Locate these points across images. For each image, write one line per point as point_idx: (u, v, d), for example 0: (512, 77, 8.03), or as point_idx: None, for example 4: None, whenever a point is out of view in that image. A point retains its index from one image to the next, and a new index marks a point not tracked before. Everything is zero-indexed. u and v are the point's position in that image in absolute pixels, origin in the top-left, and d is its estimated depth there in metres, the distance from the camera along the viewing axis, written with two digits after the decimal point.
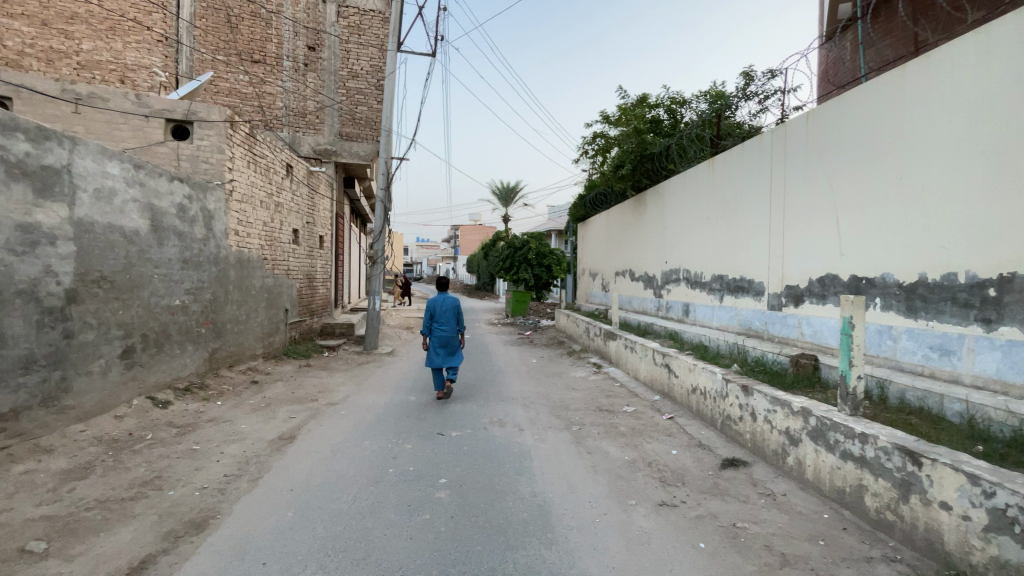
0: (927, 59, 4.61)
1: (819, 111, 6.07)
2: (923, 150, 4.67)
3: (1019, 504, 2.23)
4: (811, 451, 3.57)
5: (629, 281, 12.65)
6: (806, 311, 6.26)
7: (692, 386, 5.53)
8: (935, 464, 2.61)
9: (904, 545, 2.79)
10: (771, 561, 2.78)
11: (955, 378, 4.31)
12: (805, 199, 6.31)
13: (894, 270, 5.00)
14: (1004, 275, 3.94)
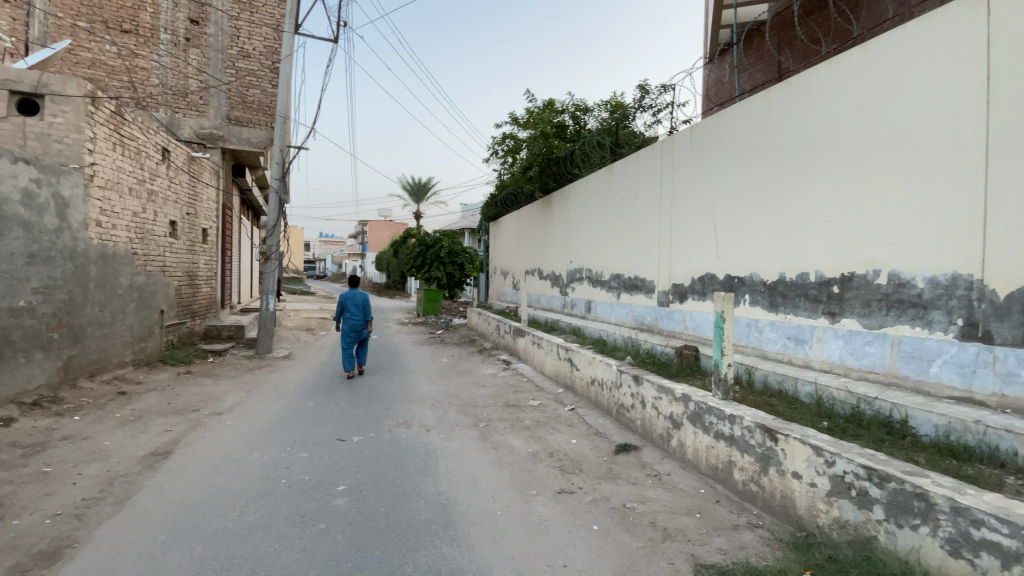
0: (788, 86, 5.27)
1: (702, 126, 6.68)
2: (786, 165, 5.34)
3: (851, 469, 2.63)
4: (690, 433, 3.93)
5: (538, 280, 13.02)
6: (690, 307, 6.86)
7: (591, 378, 5.82)
8: (787, 439, 3.00)
9: (765, 512, 3.16)
10: (655, 536, 3.02)
11: (807, 364, 4.98)
12: (690, 206, 6.92)
13: (759, 270, 5.67)
14: (844, 275, 4.65)
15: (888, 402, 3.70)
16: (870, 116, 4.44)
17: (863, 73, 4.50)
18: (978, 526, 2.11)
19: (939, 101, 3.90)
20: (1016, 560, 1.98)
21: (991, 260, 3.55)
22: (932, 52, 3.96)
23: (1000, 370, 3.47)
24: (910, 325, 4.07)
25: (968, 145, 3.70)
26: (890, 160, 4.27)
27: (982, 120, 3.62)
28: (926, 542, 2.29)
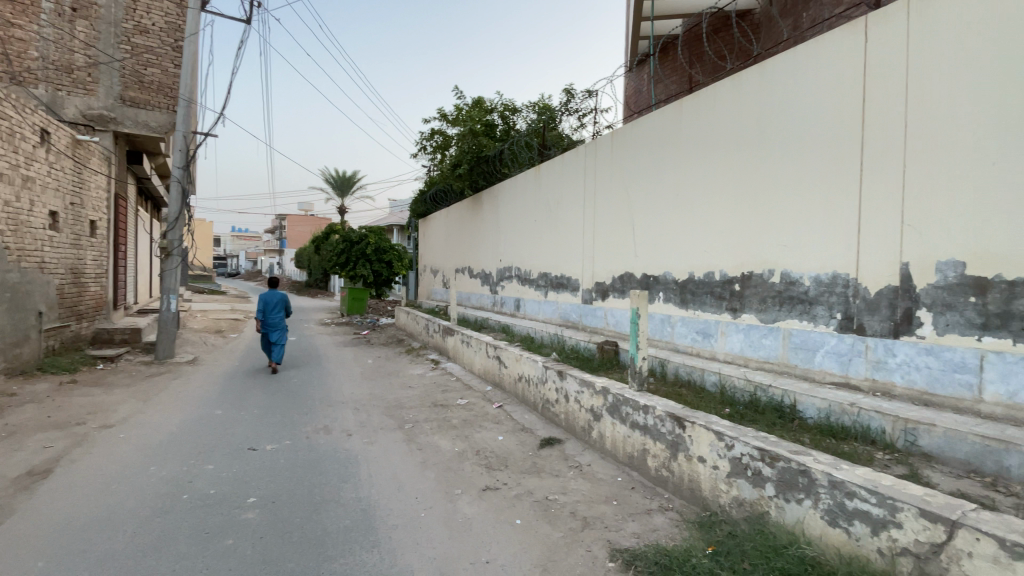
0: (698, 98, 5.66)
1: (621, 131, 6.99)
2: (696, 171, 5.72)
3: (747, 451, 2.88)
4: (609, 425, 4.10)
5: (467, 278, 13.00)
6: (611, 304, 7.17)
7: (518, 375, 5.89)
8: (693, 426, 3.23)
9: (675, 495, 3.38)
10: (574, 526, 3.13)
11: (713, 356, 5.38)
12: (611, 207, 7.22)
13: (672, 269, 6.04)
14: (744, 274, 5.08)
15: (780, 389, 4.10)
16: (767, 129, 4.88)
17: (761, 90, 4.94)
18: (849, 497, 2.39)
19: (823, 118, 4.37)
20: (879, 524, 2.27)
21: (864, 260, 4.04)
22: (818, 74, 4.42)
23: (870, 358, 3.96)
24: (799, 319, 4.53)
25: (846, 159, 4.18)
26: (783, 170, 4.71)
27: (857, 136, 4.10)
28: (809, 513, 2.56)
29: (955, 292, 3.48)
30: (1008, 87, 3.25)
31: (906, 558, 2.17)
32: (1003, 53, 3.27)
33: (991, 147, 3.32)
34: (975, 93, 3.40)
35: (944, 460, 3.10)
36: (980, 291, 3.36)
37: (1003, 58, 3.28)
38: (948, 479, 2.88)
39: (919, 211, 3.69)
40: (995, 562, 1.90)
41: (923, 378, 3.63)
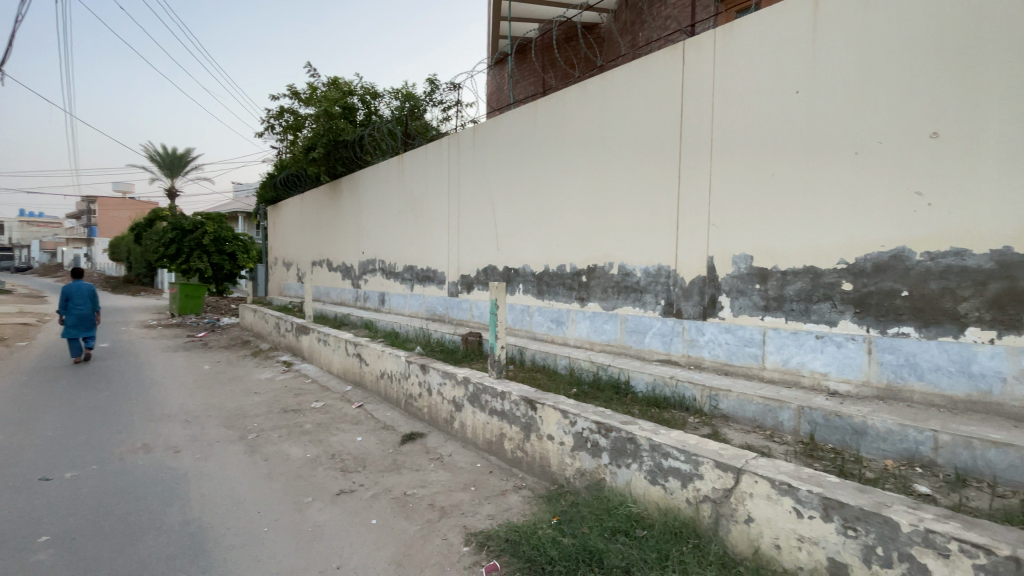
0: (550, 100, 6.02)
1: (482, 127, 7.14)
2: (549, 169, 6.09)
3: (588, 426, 3.18)
4: (469, 414, 4.18)
5: (326, 271, 12.20)
6: (476, 297, 7.31)
7: (379, 371, 5.67)
8: (544, 407, 3.47)
9: (528, 474, 3.59)
10: (431, 517, 3.16)
11: (565, 341, 5.81)
12: (474, 201, 7.34)
13: (529, 262, 6.36)
14: (590, 267, 5.56)
15: (619, 368, 4.61)
16: (608, 134, 5.38)
17: (603, 98, 5.43)
18: (665, 457, 2.77)
19: (652, 127, 4.95)
20: (687, 478, 2.67)
21: (682, 254, 4.70)
22: (648, 89, 4.99)
23: (686, 338, 4.63)
24: (633, 306, 5.12)
25: (669, 165, 4.80)
26: (621, 172, 5.25)
27: (677, 145, 4.74)
28: (636, 475, 2.92)
29: (745, 280, 4.25)
30: (782, 113, 4.02)
31: (707, 503, 2.59)
32: (779, 85, 4.04)
33: (771, 161, 4.08)
34: (760, 116, 4.15)
35: (738, 418, 3.77)
36: (763, 280, 4.14)
37: (778, 89, 4.04)
38: (740, 434, 3.52)
39: (722, 212, 4.40)
40: (767, 498, 2.36)
41: (724, 352, 4.37)
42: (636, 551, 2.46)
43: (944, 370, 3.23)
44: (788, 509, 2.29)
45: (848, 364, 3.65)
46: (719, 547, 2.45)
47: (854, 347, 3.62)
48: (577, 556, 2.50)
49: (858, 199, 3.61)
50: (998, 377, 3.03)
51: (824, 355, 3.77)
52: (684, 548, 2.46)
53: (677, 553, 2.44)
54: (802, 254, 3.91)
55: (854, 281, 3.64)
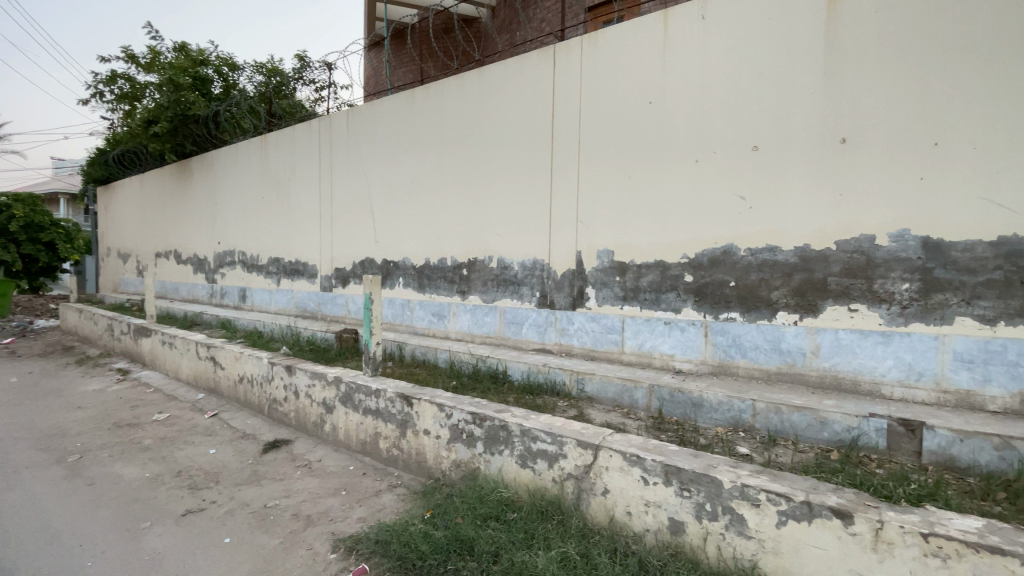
0: (428, 91, 5.92)
1: (357, 112, 6.79)
2: (427, 161, 5.99)
3: (463, 417, 3.20)
4: (341, 415, 3.97)
5: (174, 264, 10.71)
6: (352, 291, 6.96)
7: (238, 376, 5.12)
8: (420, 402, 3.42)
9: (404, 471, 3.52)
10: (295, 527, 2.96)
11: (446, 335, 5.79)
12: (349, 190, 6.95)
13: (409, 255, 6.22)
14: (471, 260, 5.60)
15: (496, 359, 4.73)
16: (485, 128, 5.44)
17: (480, 93, 5.47)
18: (534, 441, 2.90)
19: (527, 125, 5.12)
20: (554, 458, 2.83)
21: (555, 248, 4.94)
22: (523, 87, 5.14)
23: (559, 328, 4.89)
24: (511, 298, 5.27)
25: (542, 161, 5.01)
26: (498, 167, 5.35)
27: (549, 143, 4.95)
28: (507, 461, 3.01)
29: (608, 273, 4.61)
30: (639, 119, 4.40)
31: (570, 481, 2.77)
32: (636, 93, 4.41)
33: (630, 164, 4.45)
34: (621, 120, 4.50)
35: (602, 399, 4.10)
36: (623, 272, 4.52)
37: (636, 99, 4.42)
38: (602, 414, 3.83)
39: (589, 209, 4.71)
40: (620, 470, 2.60)
41: (591, 339, 4.69)
42: (504, 535, 2.57)
43: (762, 348, 3.83)
44: (637, 478, 2.55)
45: (691, 346, 4.15)
46: (580, 520, 2.65)
47: (695, 331, 4.12)
48: (448, 547, 2.53)
49: (699, 200, 4.09)
50: (800, 352, 3.68)
51: (672, 339, 4.23)
52: (549, 525, 2.63)
53: (542, 531, 2.60)
54: (655, 249, 4.33)
55: (695, 273, 4.13)
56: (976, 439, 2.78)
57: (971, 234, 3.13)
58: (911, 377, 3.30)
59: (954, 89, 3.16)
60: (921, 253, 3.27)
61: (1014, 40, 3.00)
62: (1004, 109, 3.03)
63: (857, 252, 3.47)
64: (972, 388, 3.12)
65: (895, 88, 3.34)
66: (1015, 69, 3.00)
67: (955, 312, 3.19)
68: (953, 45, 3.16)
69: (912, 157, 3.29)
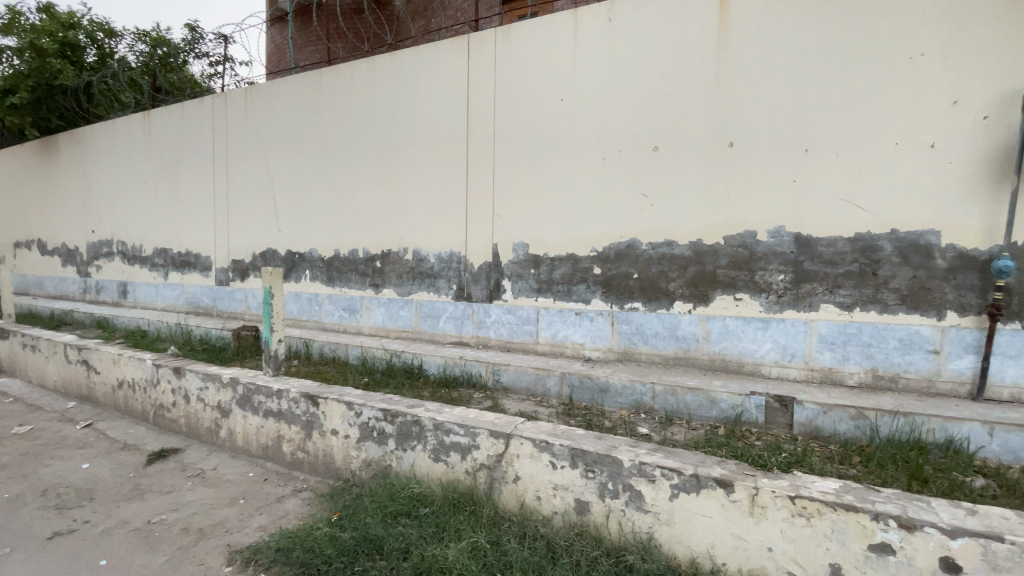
0: (337, 73, 5.64)
1: (257, 91, 6.29)
2: (336, 147, 5.70)
3: (373, 414, 3.11)
4: (239, 419, 3.70)
5: (36, 256, 9.33)
6: (251, 285, 6.48)
7: (116, 381, 4.59)
8: (326, 402, 3.27)
9: (310, 474, 3.36)
10: (186, 542, 2.73)
11: (358, 330, 5.59)
12: (248, 176, 6.44)
13: (317, 247, 5.90)
14: (384, 252, 5.43)
15: (411, 353, 4.65)
16: (398, 117, 5.28)
17: (392, 79, 5.30)
18: (447, 434, 2.88)
19: (441, 114, 5.04)
20: (466, 450, 2.84)
21: (471, 241, 4.93)
22: (436, 75, 5.05)
23: (475, 320, 4.90)
24: (427, 291, 5.19)
25: (457, 153, 4.96)
26: (412, 157, 5.22)
27: (464, 134, 4.92)
28: (419, 456, 2.97)
29: (523, 266, 4.68)
30: (551, 115, 4.50)
31: (482, 471, 2.80)
32: (549, 89, 4.50)
33: (543, 158, 4.55)
34: (534, 115, 4.58)
35: (516, 389, 4.18)
36: (537, 265, 4.62)
37: (548, 94, 4.51)
38: (516, 404, 3.91)
39: (503, 202, 4.75)
40: (530, 457, 2.67)
41: (507, 330, 4.75)
42: (415, 531, 2.55)
43: (661, 335, 4.10)
44: (546, 463, 2.63)
45: (599, 335, 4.34)
46: (491, 509, 2.68)
47: (603, 321, 4.32)
48: (356, 548, 2.48)
49: (607, 196, 4.28)
50: (693, 337, 3.99)
51: (582, 329, 4.41)
52: (461, 517, 2.64)
53: (454, 523, 2.61)
54: (567, 242, 4.47)
55: (603, 266, 4.33)
56: (835, 410, 3.19)
57: (833, 231, 3.56)
58: (786, 358, 3.71)
59: (822, 102, 3.57)
60: (794, 247, 3.67)
61: (868, 62, 3.44)
62: (860, 122, 3.47)
63: (743, 246, 3.82)
64: (833, 366, 3.58)
65: (774, 98, 3.70)
66: (869, 87, 3.44)
67: (820, 300, 3.63)
68: (821, 63, 3.56)
69: (789, 161, 3.67)
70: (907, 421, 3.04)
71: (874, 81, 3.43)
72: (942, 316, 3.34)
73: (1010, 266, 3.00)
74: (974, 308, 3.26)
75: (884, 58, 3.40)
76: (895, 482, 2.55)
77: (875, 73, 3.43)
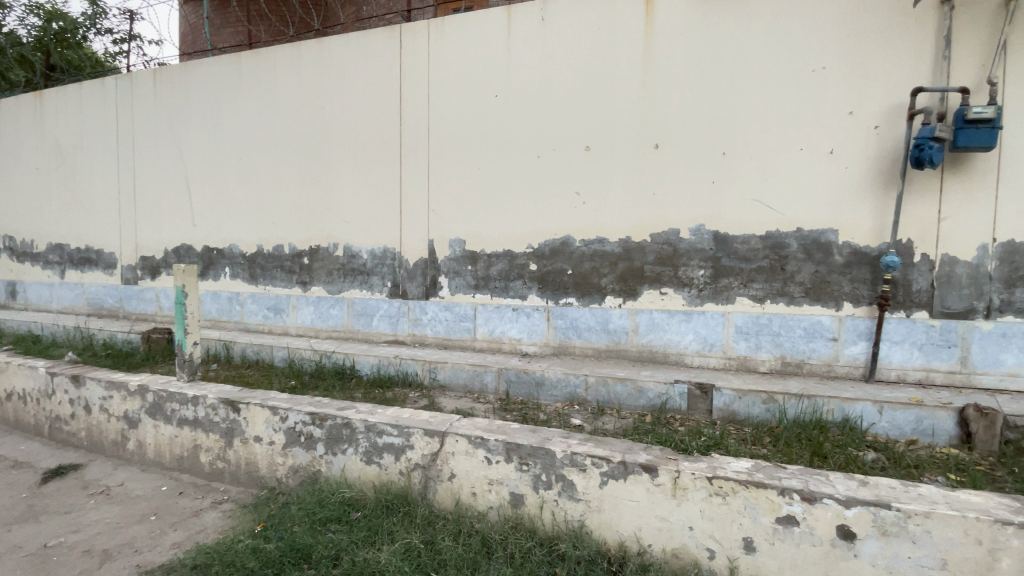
0: (259, 57, 5.31)
1: (168, 73, 5.80)
2: (259, 137, 5.38)
3: (300, 419, 2.98)
4: (150, 429, 3.42)
5: None
6: (163, 284, 5.99)
7: (3, 393, 4.09)
8: (248, 407, 3.09)
9: (232, 485, 3.17)
10: (88, 566, 2.50)
11: (285, 330, 5.32)
12: (159, 165, 5.93)
13: (238, 242, 5.55)
14: (311, 248, 5.20)
15: (343, 353, 4.50)
16: (327, 106, 5.06)
17: (319, 66, 5.07)
18: (380, 435, 2.82)
19: (372, 106, 4.89)
20: (400, 451, 2.79)
21: (405, 236, 4.83)
22: (366, 65, 4.89)
23: (410, 318, 4.81)
24: (359, 289, 5.04)
25: (390, 147, 4.84)
26: (341, 149, 5.03)
27: (397, 127, 4.80)
28: (351, 460, 2.88)
29: (459, 262, 4.66)
30: (485, 111, 4.49)
31: (417, 471, 2.76)
32: (483, 85, 4.49)
33: (478, 153, 4.53)
34: (468, 111, 4.55)
35: (453, 386, 4.16)
36: (473, 261, 4.60)
37: (481, 90, 4.50)
38: (453, 401, 3.90)
39: (438, 197, 4.69)
40: (466, 454, 2.67)
41: (443, 328, 4.70)
42: (346, 537, 2.48)
43: (594, 329, 4.23)
44: (481, 459, 2.64)
45: (535, 330, 4.41)
46: (426, 509, 2.66)
47: (539, 316, 4.39)
48: (281, 558, 2.38)
49: (540, 193, 4.34)
50: (623, 330, 4.15)
51: (519, 324, 4.46)
52: (395, 518, 2.60)
53: (387, 525, 2.56)
54: (503, 238, 4.49)
55: (538, 262, 4.39)
56: (749, 395, 3.44)
57: (747, 229, 3.83)
58: (707, 348, 3.94)
59: (737, 108, 3.81)
60: (713, 245, 3.91)
61: (778, 72, 3.71)
62: (770, 128, 3.75)
63: (668, 243, 4.01)
64: (748, 354, 3.85)
65: (696, 103, 3.91)
66: (779, 96, 3.72)
67: (736, 293, 3.88)
68: (737, 71, 3.80)
69: (708, 163, 3.89)
70: (811, 403, 3.33)
71: (783, 91, 3.70)
72: (841, 307, 3.68)
73: (896, 261, 3.35)
74: (866, 299, 3.62)
75: (792, 69, 3.68)
76: (799, 459, 2.80)
77: (783, 84, 3.70)
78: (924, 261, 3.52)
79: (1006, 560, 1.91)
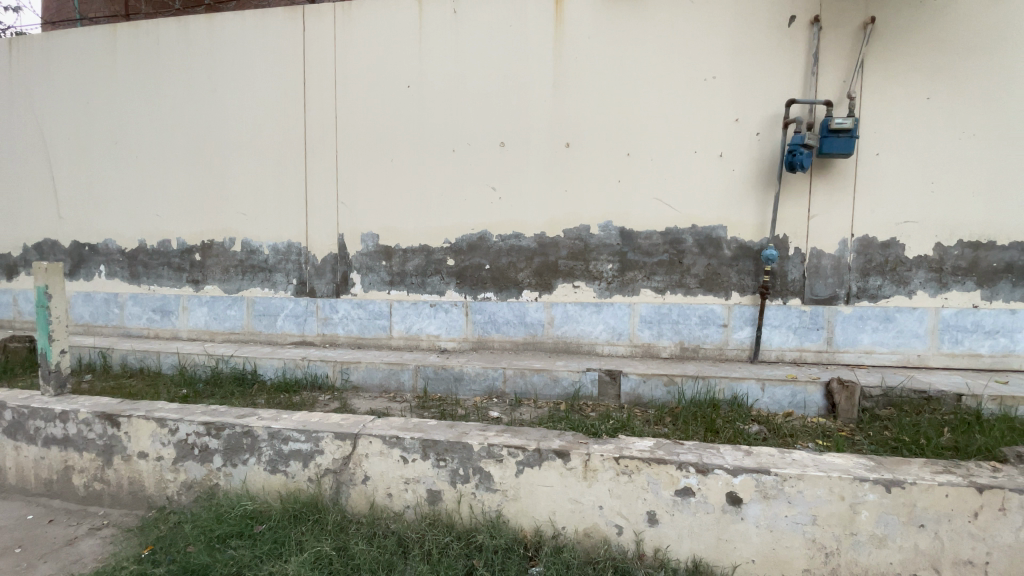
0: (137, 30, 4.76)
1: (22, 42, 5.02)
2: (140, 120, 4.83)
3: (192, 430, 2.74)
4: (9, 451, 2.98)
5: None
6: (23, 285, 5.21)
7: None
8: (130, 420, 2.79)
9: (113, 507, 2.84)
10: None
11: (174, 334, 4.85)
12: (12, 146, 5.13)
13: (115, 236, 4.95)
14: (205, 243, 4.78)
15: (243, 358, 4.20)
16: (220, 90, 4.66)
17: (210, 44, 4.64)
18: (286, 442, 2.66)
19: (272, 90, 4.57)
20: (308, 457, 2.65)
21: (313, 230, 4.59)
22: (266, 46, 4.55)
23: (320, 317, 4.59)
24: (261, 287, 4.71)
25: (294, 135, 4.56)
26: (238, 136, 4.65)
27: (302, 116, 4.54)
28: (253, 470, 2.70)
29: (373, 258, 4.51)
30: (397, 103, 4.38)
31: (328, 476, 2.64)
32: (394, 75, 4.37)
33: (390, 145, 4.41)
34: (379, 101, 4.41)
35: (367, 386, 4.04)
36: (387, 257, 4.48)
37: (392, 80, 4.38)
38: (366, 402, 3.78)
39: (349, 190, 4.50)
40: (380, 454, 2.60)
41: (356, 326, 4.53)
42: (248, 552, 2.34)
43: (511, 322, 4.30)
44: (396, 459, 2.59)
45: (453, 325, 4.39)
46: (338, 514, 2.56)
47: (457, 311, 4.38)
48: None
49: (456, 188, 4.33)
50: (539, 323, 4.26)
51: (436, 320, 4.41)
52: (304, 526, 2.49)
53: (295, 535, 2.45)
54: (419, 233, 4.42)
55: (455, 258, 4.37)
56: (652, 379, 3.69)
57: (649, 225, 4.08)
58: (615, 337, 4.16)
59: (639, 110, 4.04)
60: (619, 240, 4.13)
61: (676, 79, 3.99)
62: (669, 130, 4.02)
63: (579, 238, 4.18)
64: (651, 341, 4.12)
65: (603, 103, 4.09)
66: (676, 101, 3.99)
67: (640, 285, 4.13)
68: (639, 76, 4.02)
69: (614, 162, 4.10)
70: (705, 384, 3.65)
71: (680, 96, 3.99)
72: (730, 296, 4.05)
73: (774, 255, 3.75)
74: (751, 289, 4.02)
75: (688, 77, 3.97)
76: (695, 436, 3.05)
77: (679, 89, 3.98)
78: (797, 253, 3.97)
79: (864, 512, 2.22)
